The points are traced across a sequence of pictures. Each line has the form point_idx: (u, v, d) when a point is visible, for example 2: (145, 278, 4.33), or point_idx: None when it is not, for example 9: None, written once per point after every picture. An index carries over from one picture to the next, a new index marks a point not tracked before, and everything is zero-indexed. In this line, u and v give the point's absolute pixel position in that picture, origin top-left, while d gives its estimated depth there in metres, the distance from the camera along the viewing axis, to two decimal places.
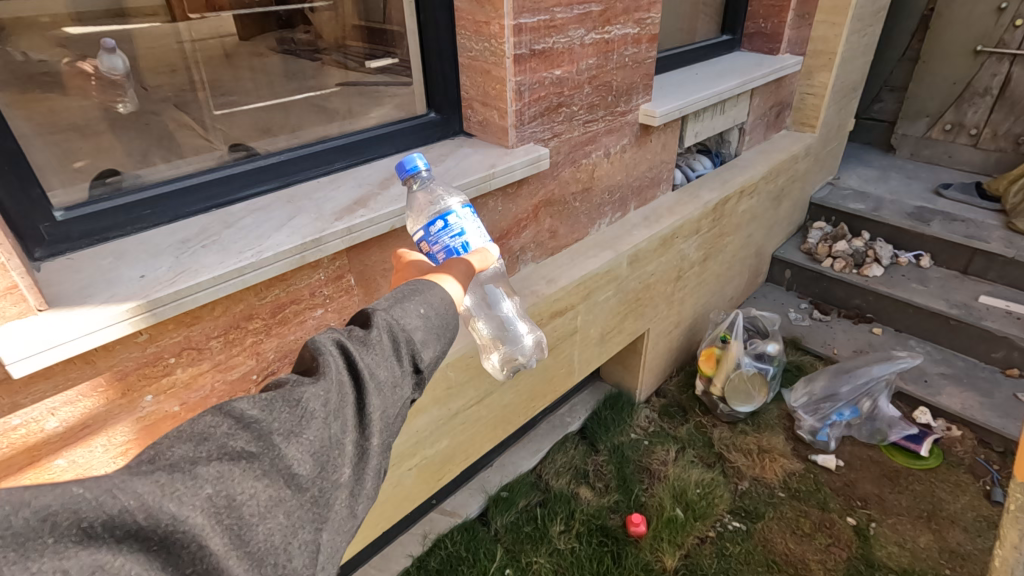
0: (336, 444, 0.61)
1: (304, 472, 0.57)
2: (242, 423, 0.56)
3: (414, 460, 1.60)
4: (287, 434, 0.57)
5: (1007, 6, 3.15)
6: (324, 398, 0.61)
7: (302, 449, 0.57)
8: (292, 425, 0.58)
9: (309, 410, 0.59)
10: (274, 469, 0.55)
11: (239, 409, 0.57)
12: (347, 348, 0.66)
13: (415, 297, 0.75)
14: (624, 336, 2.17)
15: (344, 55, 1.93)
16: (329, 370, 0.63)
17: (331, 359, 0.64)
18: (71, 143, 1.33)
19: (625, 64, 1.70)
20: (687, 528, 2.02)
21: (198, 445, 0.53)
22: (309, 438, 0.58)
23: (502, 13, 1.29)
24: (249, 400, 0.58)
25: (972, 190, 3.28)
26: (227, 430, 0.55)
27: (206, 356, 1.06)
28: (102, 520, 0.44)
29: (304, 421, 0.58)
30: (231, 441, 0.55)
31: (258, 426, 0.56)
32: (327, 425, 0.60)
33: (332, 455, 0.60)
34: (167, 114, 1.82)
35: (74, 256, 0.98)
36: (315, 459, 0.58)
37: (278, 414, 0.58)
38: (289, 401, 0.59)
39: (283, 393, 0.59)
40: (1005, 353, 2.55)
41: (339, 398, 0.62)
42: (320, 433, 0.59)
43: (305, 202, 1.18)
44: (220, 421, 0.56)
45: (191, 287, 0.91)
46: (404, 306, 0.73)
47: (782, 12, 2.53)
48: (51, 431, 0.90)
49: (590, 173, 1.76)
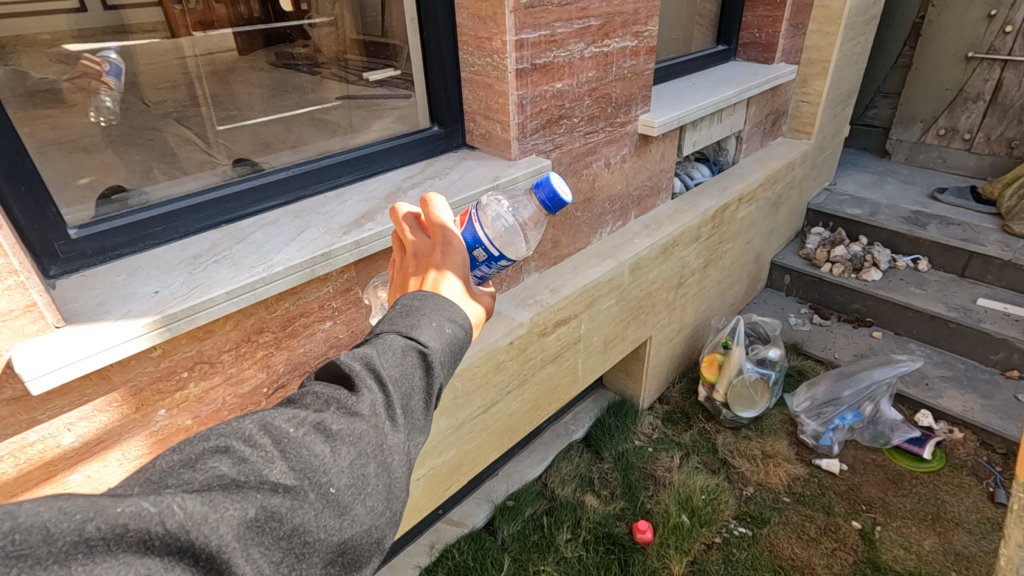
0: (373, 482, 0.59)
1: (340, 509, 0.56)
2: (277, 443, 0.55)
3: (421, 470, 1.61)
4: (323, 469, 0.56)
5: (996, 13, 3.20)
6: (360, 440, 0.59)
7: (339, 483, 0.56)
8: (331, 455, 0.56)
9: (344, 450, 0.57)
10: (312, 501, 0.54)
11: (279, 428, 0.56)
12: (383, 379, 0.63)
13: (454, 325, 0.72)
14: (627, 343, 2.19)
15: (344, 68, 1.96)
16: (368, 414, 0.60)
17: (367, 395, 0.62)
18: (76, 161, 1.35)
19: (624, 76, 1.73)
20: (693, 535, 2.03)
21: (238, 464, 0.52)
22: (343, 474, 0.57)
23: (503, 29, 1.31)
24: (290, 422, 0.57)
25: (968, 194, 3.31)
26: (265, 451, 0.54)
27: (218, 370, 1.07)
28: (161, 534, 0.45)
29: (339, 452, 0.57)
30: (270, 467, 0.53)
31: (297, 453, 0.55)
32: (363, 458, 0.58)
33: (370, 494, 0.59)
34: (168, 128, 1.86)
35: (88, 273, 0.99)
36: (351, 498, 0.57)
37: (314, 447, 0.56)
38: (324, 431, 0.58)
39: (321, 423, 0.58)
40: (1005, 354, 2.57)
41: (375, 440, 0.60)
42: (354, 468, 0.58)
43: (313, 217, 1.20)
44: (260, 442, 0.55)
45: (204, 301, 0.92)
46: (439, 333, 0.69)
47: (776, 22, 2.57)
48: (67, 446, 0.92)
49: (591, 183, 1.78)
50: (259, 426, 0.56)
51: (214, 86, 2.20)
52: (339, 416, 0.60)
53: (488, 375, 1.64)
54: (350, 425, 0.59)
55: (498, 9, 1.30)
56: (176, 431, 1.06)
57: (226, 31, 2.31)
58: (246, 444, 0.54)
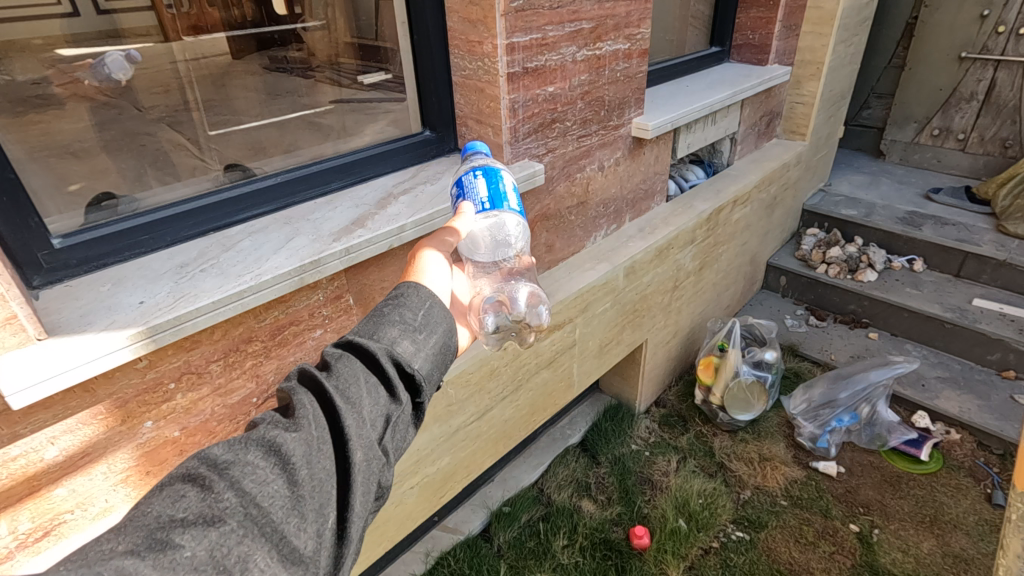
0: (321, 478, 0.61)
1: (293, 514, 0.57)
2: (215, 470, 0.57)
3: (414, 478, 1.60)
4: (261, 481, 0.57)
5: (989, 13, 3.21)
6: (304, 441, 0.61)
7: (283, 486, 0.58)
8: (269, 466, 0.58)
9: (288, 458, 0.59)
10: (254, 514, 0.55)
11: (213, 455, 0.58)
12: (319, 383, 0.67)
13: (391, 308, 0.77)
14: (623, 347, 2.18)
15: (337, 72, 1.93)
16: (307, 413, 0.63)
17: (305, 397, 0.65)
18: (64, 166, 1.33)
19: (617, 79, 1.72)
20: (691, 540, 2.02)
21: (176, 502, 0.54)
22: (285, 476, 0.58)
23: (495, 32, 1.30)
24: (223, 446, 0.59)
25: (962, 194, 3.31)
26: (205, 479, 0.56)
27: (205, 380, 1.06)
28: None
29: (279, 460, 0.59)
30: (210, 495, 0.55)
31: (232, 475, 0.57)
32: (307, 454, 0.60)
33: (321, 488, 0.60)
34: (162, 133, 1.83)
35: (72, 283, 0.98)
36: (300, 503, 0.58)
37: (251, 462, 0.58)
38: (258, 444, 0.60)
39: (255, 437, 0.60)
40: (1001, 354, 2.56)
41: (320, 434, 0.63)
42: (298, 467, 0.59)
43: (302, 224, 1.19)
44: (196, 475, 0.57)
45: (191, 312, 0.91)
46: (382, 322, 0.76)
47: (770, 23, 2.57)
48: (51, 460, 0.90)
49: (585, 187, 1.77)
50: (194, 460, 0.58)
51: (206, 92, 2.18)
52: (274, 427, 0.62)
53: (482, 381, 1.62)
54: (290, 433, 0.61)
55: (489, 12, 1.28)
56: (164, 443, 1.04)
57: (219, 35, 2.29)
58: (188, 481, 0.56)
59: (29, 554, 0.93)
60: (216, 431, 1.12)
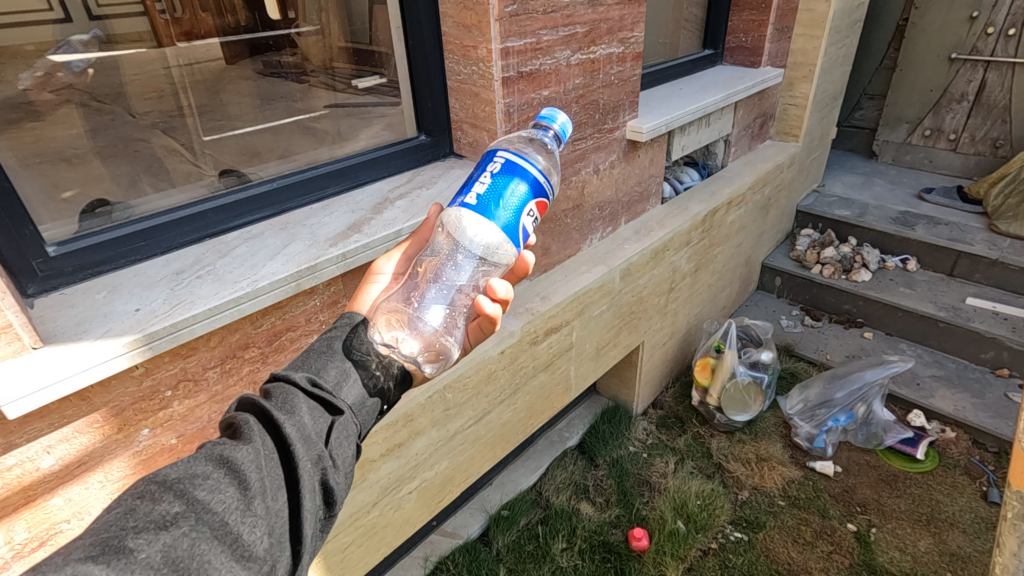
0: (270, 481, 0.63)
1: (247, 515, 0.59)
2: (163, 485, 0.58)
3: (413, 483, 1.60)
4: (213, 488, 0.58)
5: (978, 14, 3.24)
6: (253, 451, 0.63)
7: (234, 490, 0.59)
8: (218, 474, 0.60)
9: (237, 467, 0.61)
10: (206, 517, 0.56)
11: (160, 473, 0.59)
12: (258, 405, 0.69)
13: (324, 339, 0.84)
14: (619, 350, 2.18)
15: (331, 76, 1.92)
16: (252, 428, 0.65)
17: (248, 415, 0.67)
18: (58, 174, 1.33)
19: (612, 82, 1.73)
20: (689, 541, 2.03)
21: (128, 515, 0.54)
22: (233, 481, 0.60)
23: (489, 37, 1.30)
24: (169, 467, 0.60)
25: (954, 194, 3.34)
26: (154, 493, 0.57)
27: (202, 388, 1.05)
28: None
29: (230, 468, 0.61)
30: (160, 506, 0.56)
31: (181, 486, 0.58)
32: (254, 460, 0.63)
33: (271, 491, 0.62)
34: (155, 139, 1.81)
35: (68, 291, 0.97)
36: (252, 505, 0.60)
37: (199, 472, 0.59)
38: (202, 459, 0.61)
39: (200, 454, 0.62)
40: (994, 353, 2.58)
41: (267, 445, 0.65)
42: (244, 471, 0.61)
43: (298, 229, 1.19)
44: (146, 490, 0.57)
45: (186, 319, 0.91)
46: (317, 359, 0.80)
47: (761, 26, 2.59)
48: (47, 470, 0.89)
49: (580, 189, 1.77)
50: (142, 480, 0.58)
51: (200, 96, 2.17)
52: (217, 445, 0.64)
53: (480, 385, 1.63)
54: (239, 446, 0.63)
55: (483, 17, 1.29)
56: (161, 451, 1.04)
57: (213, 41, 2.28)
58: (138, 497, 0.56)
59: (24, 564, 0.92)
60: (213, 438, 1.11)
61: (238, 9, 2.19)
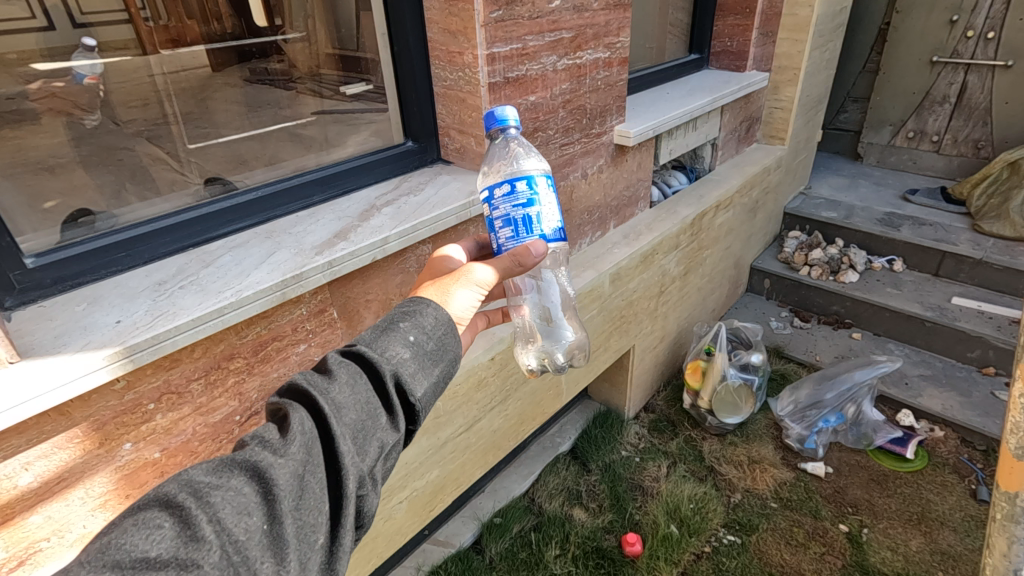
0: (303, 507, 0.61)
1: (269, 553, 0.57)
2: (195, 497, 0.57)
3: (403, 492, 1.58)
4: (240, 513, 0.57)
5: (958, 18, 3.30)
6: (292, 467, 0.61)
7: (260, 517, 0.58)
8: (248, 496, 0.59)
9: (274, 488, 0.60)
10: (229, 549, 0.55)
11: (197, 480, 0.58)
12: (318, 397, 0.67)
13: (406, 325, 0.77)
14: (610, 354, 2.18)
15: (318, 83, 1.91)
16: (300, 435, 0.63)
17: (301, 415, 0.65)
18: (40, 184, 1.30)
19: (598, 87, 1.73)
20: (682, 545, 2.03)
21: (152, 533, 0.53)
22: (261, 507, 0.59)
23: (475, 43, 1.30)
24: (207, 470, 0.60)
25: (938, 195, 3.38)
26: (184, 509, 0.56)
27: (186, 400, 1.04)
28: None
29: (261, 489, 0.60)
30: (186, 528, 0.55)
31: (211, 506, 0.57)
32: (292, 480, 0.61)
33: (301, 520, 0.61)
34: (140, 148, 1.79)
35: (46, 303, 0.95)
36: (277, 537, 0.59)
37: (230, 489, 0.58)
38: (242, 470, 0.60)
39: (244, 460, 0.61)
40: (980, 352, 2.61)
41: (311, 459, 0.63)
42: (278, 496, 0.60)
43: (284, 236, 1.18)
44: (178, 501, 0.56)
45: (169, 330, 0.89)
46: (396, 341, 0.75)
47: (746, 30, 2.61)
48: (26, 487, 0.87)
49: (569, 195, 1.77)
50: (178, 485, 0.58)
51: (185, 105, 2.16)
52: (265, 451, 0.62)
53: (470, 393, 1.61)
54: (280, 457, 0.62)
55: (469, 23, 1.29)
56: (144, 465, 1.02)
57: (200, 49, 2.22)
58: (166, 510, 0.56)
59: None
60: (199, 451, 1.10)
61: (224, 16, 2.13)
